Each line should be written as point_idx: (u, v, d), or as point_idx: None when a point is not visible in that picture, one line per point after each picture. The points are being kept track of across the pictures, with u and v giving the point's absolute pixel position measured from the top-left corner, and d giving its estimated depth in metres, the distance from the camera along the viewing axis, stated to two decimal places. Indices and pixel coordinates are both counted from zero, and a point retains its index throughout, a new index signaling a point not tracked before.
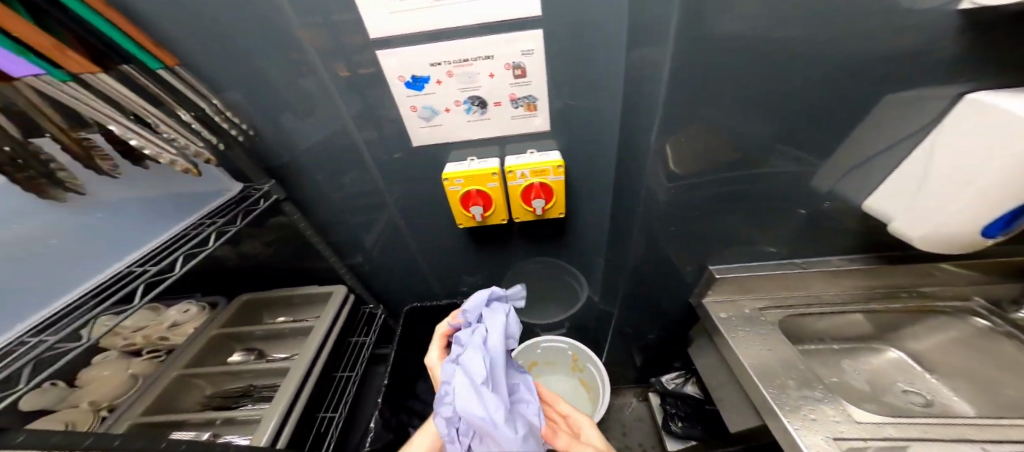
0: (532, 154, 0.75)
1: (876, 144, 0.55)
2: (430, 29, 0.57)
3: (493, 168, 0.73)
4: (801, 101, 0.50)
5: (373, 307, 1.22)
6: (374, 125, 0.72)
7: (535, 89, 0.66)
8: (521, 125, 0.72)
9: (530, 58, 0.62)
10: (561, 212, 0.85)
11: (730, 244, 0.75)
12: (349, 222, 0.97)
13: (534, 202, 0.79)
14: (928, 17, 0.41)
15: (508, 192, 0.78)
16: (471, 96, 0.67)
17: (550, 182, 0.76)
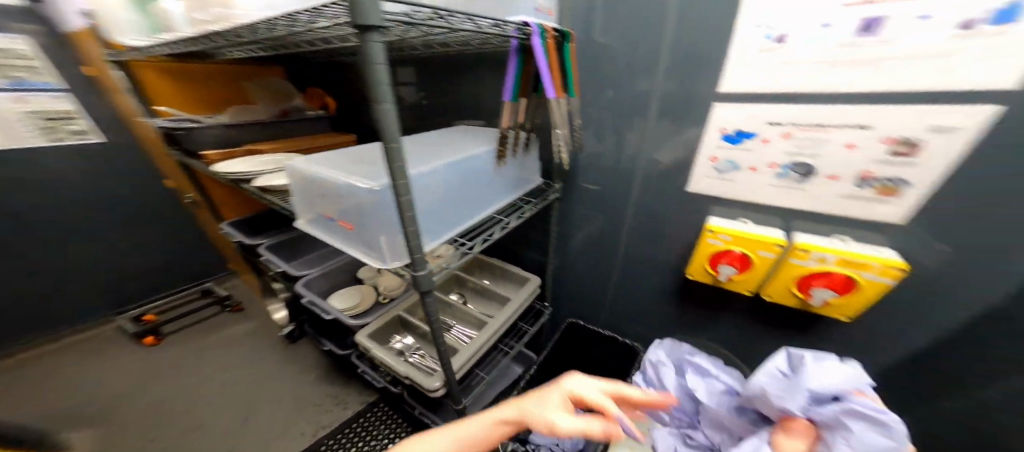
0: (840, 241, 0.60)
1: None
2: (809, 96, 0.53)
3: (780, 238, 0.62)
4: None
5: (546, 305, 1.16)
6: (678, 106, 0.65)
7: (914, 173, 0.51)
8: (846, 208, 0.58)
9: (870, 133, 0.51)
10: (848, 316, 0.64)
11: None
12: (574, 238, 0.98)
13: (818, 292, 0.62)
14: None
15: (773, 269, 0.66)
16: (797, 162, 0.59)
17: (757, 255, 0.65)
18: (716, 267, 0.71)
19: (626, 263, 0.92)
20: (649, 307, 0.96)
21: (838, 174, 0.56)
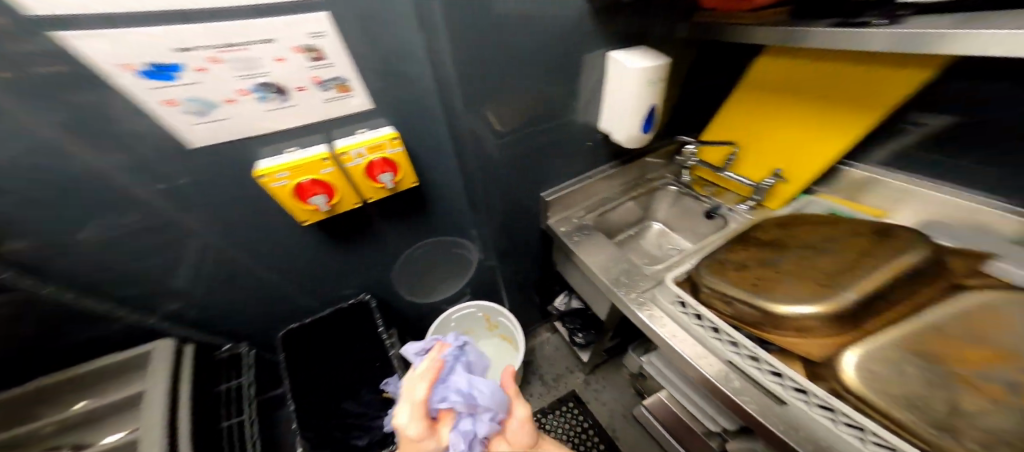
0: (361, 133, 0.59)
1: (584, 90, 0.71)
2: (184, 12, 0.40)
3: (324, 153, 0.55)
4: (542, 51, 0.60)
5: (235, 347, 0.81)
6: (82, 73, 0.40)
7: (342, 70, 0.52)
8: (333, 113, 0.56)
9: (277, 42, 0.46)
10: (416, 182, 0.69)
11: (542, 160, 0.79)
12: (161, 282, 0.65)
13: (382, 178, 0.61)
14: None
15: (349, 177, 0.60)
16: (262, 83, 0.48)
17: (323, 174, 0.57)
18: (306, 201, 0.57)
19: (250, 256, 0.71)
20: (314, 273, 0.83)
21: (299, 85, 0.51)
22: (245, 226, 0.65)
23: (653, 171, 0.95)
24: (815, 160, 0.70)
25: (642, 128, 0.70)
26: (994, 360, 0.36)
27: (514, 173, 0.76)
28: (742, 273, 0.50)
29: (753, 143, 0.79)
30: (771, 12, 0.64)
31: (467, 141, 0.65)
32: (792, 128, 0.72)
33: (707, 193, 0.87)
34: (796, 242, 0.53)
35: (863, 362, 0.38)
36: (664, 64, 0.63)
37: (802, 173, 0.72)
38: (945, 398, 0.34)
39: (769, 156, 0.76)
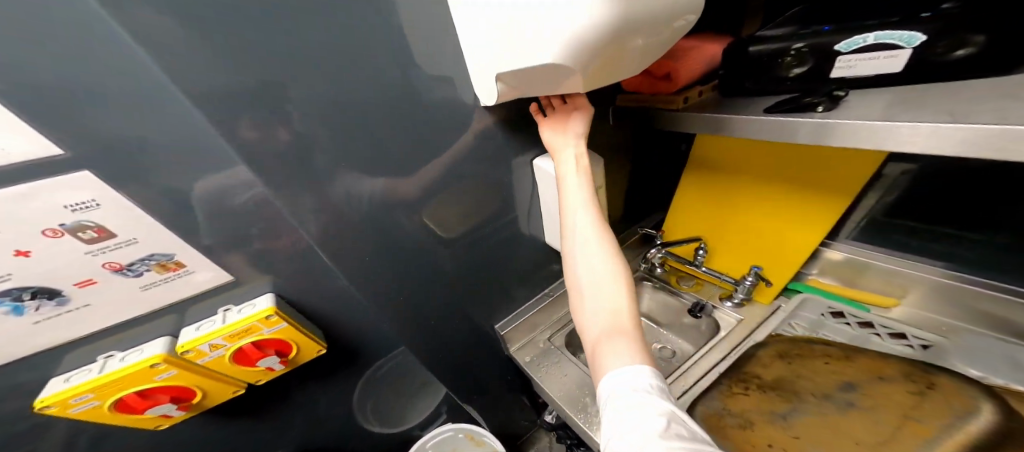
0: (227, 313, 0.45)
1: (519, 202, 0.60)
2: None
3: (157, 356, 0.40)
4: (447, 171, 0.48)
5: None
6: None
7: (157, 244, 0.37)
8: (161, 298, 0.40)
9: (12, 233, 0.29)
10: (323, 347, 0.54)
11: (498, 274, 0.66)
12: None
13: (261, 363, 0.47)
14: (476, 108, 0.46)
15: (209, 369, 0.45)
16: (3, 291, 0.31)
17: (166, 382, 0.42)
18: (139, 415, 0.42)
19: None
20: None
21: (83, 279, 0.34)
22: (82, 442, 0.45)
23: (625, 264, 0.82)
24: (793, 255, 0.60)
25: None
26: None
27: (462, 296, 0.63)
28: (754, 434, 0.45)
29: (725, 233, 0.69)
30: (694, 93, 0.54)
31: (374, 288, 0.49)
32: (771, 223, 0.62)
33: (686, 288, 0.76)
34: (804, 386, 0.49)
35: None
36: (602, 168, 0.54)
37: (782, 269, 0.62)
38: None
39: (749, 249, 0.66)
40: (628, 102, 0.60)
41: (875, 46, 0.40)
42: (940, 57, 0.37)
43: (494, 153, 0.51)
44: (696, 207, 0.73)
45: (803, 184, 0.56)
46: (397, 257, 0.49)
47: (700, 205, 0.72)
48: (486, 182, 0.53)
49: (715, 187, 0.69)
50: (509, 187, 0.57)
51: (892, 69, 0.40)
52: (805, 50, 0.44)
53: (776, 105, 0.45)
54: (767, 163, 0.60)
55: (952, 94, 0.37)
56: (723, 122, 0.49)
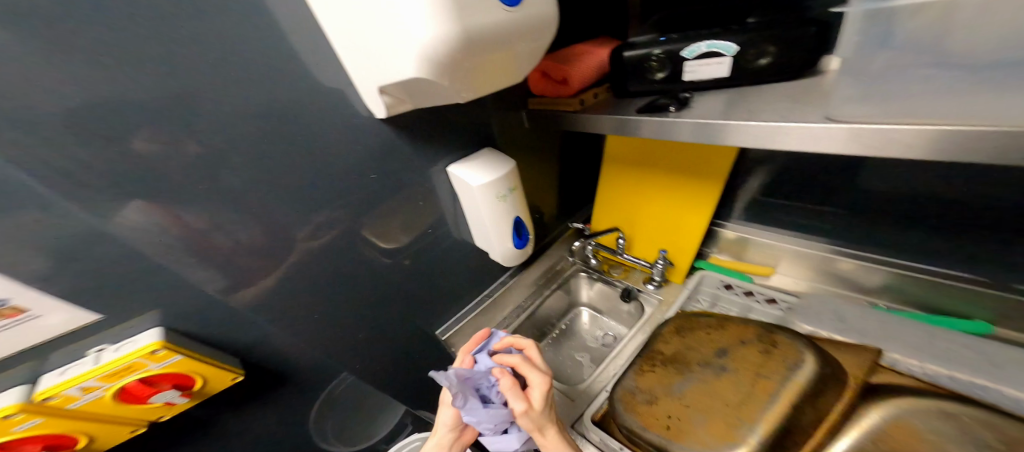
0: (110, 351, 0.34)
1: (442, 209, 0.61)
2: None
3: (7, 407, 0.28)
4: (355, 183, 0.48)
5: None
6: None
7: None
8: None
9: None
10: (237, 372, 0.42)
11: (428, 281, 0.65)
12: None
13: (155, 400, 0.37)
14: (371, 118, 0.45)
15: (89, 417, 0.34)
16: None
17: None
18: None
19: None
20: None
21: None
22: None
23: (559, 260, 0.86)
24: (692, 235, 0.67)
25: (516, 241, 0.60)
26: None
27: (394, 309, 0.61)
28: (652, 409, 0.50)
29: (637, 222, 0.75)
30: (589, 96, 0.59)
31: (289, 312, 0.47)
32: (671, 208, 0.69)
33: (616, 275, 0.81)
34: (692, 356, 0.54)
35: None
36: (513, 167, 0.56)
37: (685, 248, 0.69)
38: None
39: (659, 233, 0.72)
40: (536, 106, 0.64)
41: (711, 53, 0.46)
42: (750, 64, 0.45)
43: (401, 162, 0.52)
44: (611, 199, 0.78)
45: (690, 171, 0.63)
46: (310, 276, 0.47)
47: (614, 196, 0.77)
48: (400, 192, 0.54)
49: (623, 179, 0.75)
50: (427, 195, 0.57)
51: (720, 74, 0.47)
52: (662, 56, 0.50)
53: (643, 106, 0.51)
54: (662, 155, 0.66)
55: (768, 95, 0.45)
56: (610, 121, 0.54)
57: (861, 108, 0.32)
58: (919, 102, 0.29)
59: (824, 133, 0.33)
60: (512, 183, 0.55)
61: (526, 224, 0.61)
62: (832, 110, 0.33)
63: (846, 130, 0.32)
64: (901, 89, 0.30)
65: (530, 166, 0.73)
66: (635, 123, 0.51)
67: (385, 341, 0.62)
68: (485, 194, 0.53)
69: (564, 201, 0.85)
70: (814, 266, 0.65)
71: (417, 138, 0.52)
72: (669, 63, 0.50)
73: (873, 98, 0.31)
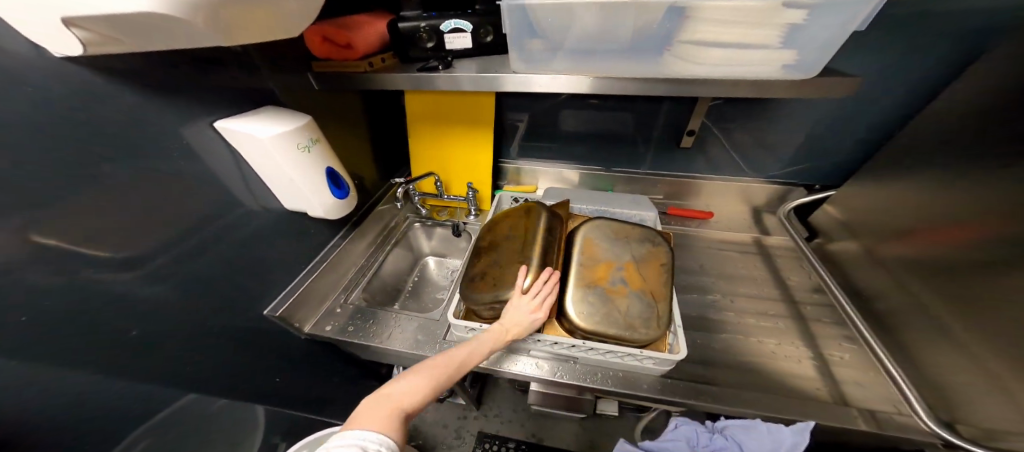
0: None
1: (233, 177, 0.55)
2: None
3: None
4: (93, 153, 0.37)
5: None
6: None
7: None
8: None
9: None
10: None
11: (238, 274, 0.58)
12: None
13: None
14: (88, 71, 0.36)
15: None
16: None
17: None
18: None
19: None
20: None
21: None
22: None
23: (394, 217, 0.94)
24: (485, 169, 0.89)
25: (336, 193, 0.64)
26: (607, 269, 0.53)
27: (202, 305, 0.52)
28: (488, 283, 0.55)
29: (447, 167, 0.91)
30: (376, 60, 0.66)
31: (22, 343, 0.33)
32: (468, 150, 0.88)
33: (444, 217, 0.96)
34: (507, 240, 0.59)
35: (578, 306, 0.50)
36: (311, 121, 0.58)
37: (484, 180, 0.91)
38: (614, 309, 0.50)
39: (465, 173, 0.91)
40: (323, 68, 0.66)
41: (457, 30, 0.63)
42: (482, 39, 0.65)
43: (156, 124, 0.43)
44: (423, 152, 0.91)
45: (472, 119, 0.83)
46: (48, 286, 0.35)
47: (424, 149, 0.90)
48: (167, 160, 0.45)
49: (426, 132, 0.88)
50: (205, 163, 0.50)
51: (466, 46, 0.66)
52: (427, 30, 0.63)
53: (422, 67, 0.64)
54: (451, 108, 0.83)
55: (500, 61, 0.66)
56: (397, 79, 0.64)
57: (539, 68, 0.56)
58: (559, 67, 0.55)
59: (529, 82, 0.57)
60: (314, 135, 0.58)
61: (339, 174, 0.64)
62: (524, 71, 0.57)
63: (537, 81, 0.56)
64: (550, 61, 0.55)
65: (338, 130, 0.75)
66: (417, 77, 0.63)
67: (198, 346, 0.52)
68: (285, 148, 0.54)
69: (378, 163, 0.90)
70: (558, 174, 0.98)
71: (168, 95, 0.44)
72: (432, 35, 0.64)
73: (542, 66, 0.55)
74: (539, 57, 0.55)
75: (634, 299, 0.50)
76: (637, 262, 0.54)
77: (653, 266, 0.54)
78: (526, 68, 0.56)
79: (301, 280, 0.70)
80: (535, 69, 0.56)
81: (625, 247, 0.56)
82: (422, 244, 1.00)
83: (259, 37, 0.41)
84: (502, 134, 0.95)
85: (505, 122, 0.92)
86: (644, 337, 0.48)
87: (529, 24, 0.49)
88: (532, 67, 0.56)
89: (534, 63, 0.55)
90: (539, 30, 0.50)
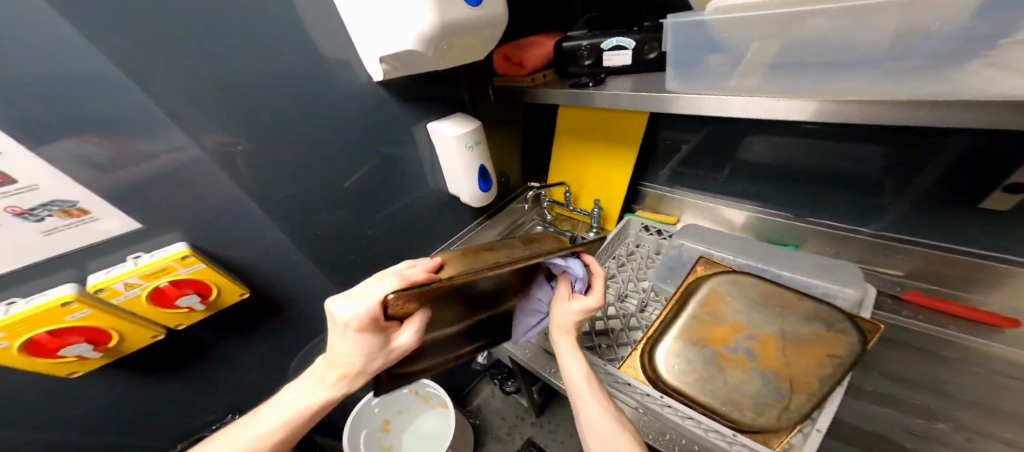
0: (139, 258, 0.43)
1: (424, 161, 0.75)
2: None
3: (68, 295, 0.38)
4: (356, 133, 0.61)
5: None
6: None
7: (53, 189, 0.35)
8: (70, 243, 0.38)
9: None
10: (247, 291, 0.55)
11: (408, 229, 0.79)
12: None
13: (179, 303, 0.46)
14: (368, 82, 0.59)
15: (128, 312, 0.44)
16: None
17: (61, 331, 0.39)
18: (51, 357, 0.39)
19: (45, 439, 0.51)
20: (140, 432, 0.61)
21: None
22: (25, 410, 0.47)
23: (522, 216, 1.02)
24: (618, 190, 0.85)
25: (482, 185, 0.77)
26: (732, 333, 0.46)
27: (383, 243, 0.75)
28: None
29: (580, 181, 0.93)
30: (539, 76, 0.76)
31: (304, 233, 0.60)
32: (604, 168, 0.86)
33: (566, 226, 0.99)
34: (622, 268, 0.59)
35: (669, 357, 0.46)
36: (479, 125, 0.72)
37: (612, 200, 0.87)
38: (722, 378, 0.43)
39: (595, 190, 0.90)
40: (501, 82, 0.80)
41: (619, 46, 0.63)
42: (644, 55, 0.63)
43: (390, 118, 0.65)
44: (563, 162, 0.96)
45: (615, 137, 0.81)
46: (319, 205, 0.60)
47: (564, 160, 0.95)
48: (391, 144, 0.67)
49: (570, 145, 0.92)
50: (411, 149, 0.71)
51: (625, 62, 0.65)
52: (589, 48, 0.66)
53: (576, 84, 0.68)
54: (597, 124, 0.83)
55: (658, 78, 0.62)
56: (551, 95, 0.71)
57: (700, 86, 0.48)
58: (730, 84, 0.46)
59: (682, 102, 0.50)
60: (478, 138, 0.71)
61: (489, 170, 0.77)
62: (680, 87, 0.50)
63: (692, 101, 0.49)
64: (718, 78, 0.46)
65: (498, 134, 0.89)
66: (568, 94, 0.68)
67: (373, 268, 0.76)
68: (456, 145, 0.69)
69: (524, 166, 1.02)
70: (710, 211, 0.79)
71: (403, 101, 0.66)
72: (593, 53, 0.67)
73: (706, 84, 0.47)
74: (703, 72, 0.47)
75: (756, 377, 0.42)
76: (780, 338, 0.44)
77: (806, 350, 0.42)
78: (682, 84, 0.50)
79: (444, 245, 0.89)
80: (692, 87, 0.49)
81: (769, 317, 0.47)
82: None
83: (467, 57, 0.57)
84: (647, 153, 0.85)
85: (654, 140, 0.82)
86: (745, 424, 0.38)
87: (695, 43, 0.45)
88: (690, 83, 0.49)
89: (694, 79, 0.48)
90: (718, 42, 0.43)
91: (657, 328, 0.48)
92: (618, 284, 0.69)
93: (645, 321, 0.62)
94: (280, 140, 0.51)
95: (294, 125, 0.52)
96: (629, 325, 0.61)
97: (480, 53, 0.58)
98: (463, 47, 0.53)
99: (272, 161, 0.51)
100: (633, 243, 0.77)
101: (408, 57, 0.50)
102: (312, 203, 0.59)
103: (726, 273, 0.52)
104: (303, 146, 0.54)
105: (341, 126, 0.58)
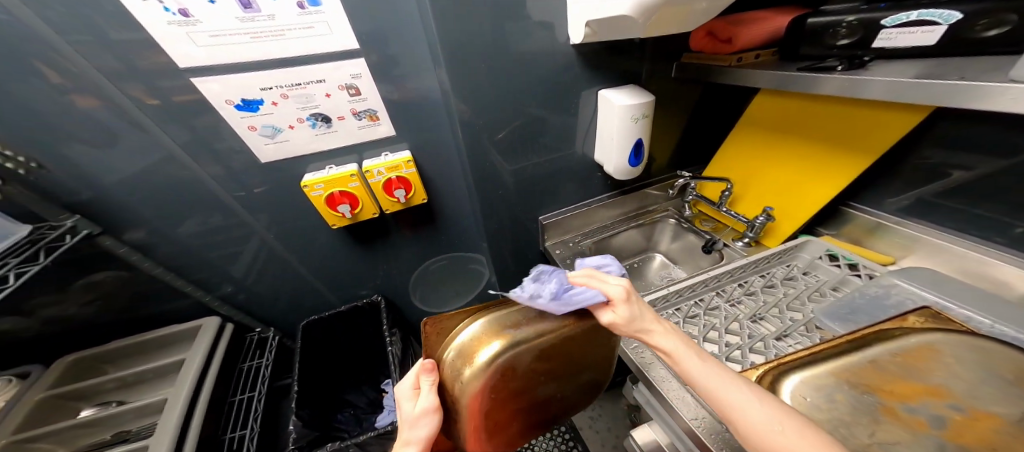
0: (386, 157, 0.67)
1: (586, 128, 0.78)
2: (252, 67, 0.51)
3: (354, 171, 0.63)
4: (539, 88, 0.68)
5: (264, 333, 0.85)
6: (172, 106, 0.51)
7: (373, 103, 0.60)
8: (365, 137, 0.64)
9: (330, 83, 0.56)
10: (426, 199, 0.75)
11: (546, 188, 0.85)
12: (226, 268, 0.72)
13: (396, 194, 0.68)
14: (565, 43, 0.64)
15: (372, 192, 0.68)
16: (314, 114, 0.58)
17: (343, 193, 0.64)
18: (334, 209, 0.65)
19: (303, 258, 0.79)
20: (340, 277, 0.88)
21: (291, 123, 0.58)
22: (299, 233, 0.74)
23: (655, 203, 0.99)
24: (801, 203, 0.71)
25: (631, 161, 0.75)
26: (924, 395, 0.38)
27: (522, 194, 0.83)
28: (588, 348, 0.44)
29: (751, 182, 0.81)
30: (748, 56, 0.66)
31: (476, 164, 0.72)
32: (793, 173, 0.73)
33: (706, 228, 0.89)
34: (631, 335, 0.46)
35: (801, 386, 0.40)
36: (653, 100, 0.70)
37: (786, 212, 0.73)
38: (868, 429, 0.36)
39: (767, 196, 0.77)
40: (690, 59, 0.73)
41: (918, 21, 0.45)
42: (969, 32, 0.41)
43: (572, 82, 0.70)
44: (738, 157, 0.84)
45: (829, 137, 0.66)
46: (493, 144, 0.71)
47: (741, 156, 0.84)
48: (563, 104, 0.72)
49: (756, 140, 0.80)
50: (576, 113, 0.75)
51: (922, 43, 0.45)
52: (855, 22, 0.50)
53: (804, 67, 0.56)
54: (805, 119, 0.70)
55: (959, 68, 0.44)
56: (756, 76, 0.62)
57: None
58: None
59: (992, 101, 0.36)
60: (647, 111, 0.69)
61: (643, 146, 0.74)
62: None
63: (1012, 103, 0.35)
64: None
65: (665, 114, 0.84)
66: (777, 75, 0.58)
67: (508, 213, 0.85)
68: (624, 115, 0.69)
69: (680, 154, 0.94)
70: (950, 260, 0.59)
71: (588, 66, 0.69)
72: (862, 29, 0.50)
73: None
74: None
75: (929, 445, 0.34)
76: (1006, 422, 0.34)
77: None
78: (1023, 72, 0.35)
79: (570, 210, 0.91)
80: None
81: (1008, 398, 0.35)
82: (664, 239, 1.00)
83: (677, 28, 0.56)
84: (875, 169, 0.68)
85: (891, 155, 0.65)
86: None
87: None
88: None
89: None
90: None
91: (799, 356, 0.43)
92: (756, 304, 0.60)
93: (776, 349, 0.53)
94: (487, 81, 0.62)
95: (497, 71, 0.62)
96: (752, 345, 0.53)
97: (692, 23, 0.56)
98: (678, 16, 0.51)
99: (477, 98, 0.63)
100: (801, 268, 0.64)
101: (616, 22, 0.52)
102: (489, 141, 0.70)
103: (958, 334, 0.42)
104: (500, 91, 0.65)
105: (532, 79, 0.66)
